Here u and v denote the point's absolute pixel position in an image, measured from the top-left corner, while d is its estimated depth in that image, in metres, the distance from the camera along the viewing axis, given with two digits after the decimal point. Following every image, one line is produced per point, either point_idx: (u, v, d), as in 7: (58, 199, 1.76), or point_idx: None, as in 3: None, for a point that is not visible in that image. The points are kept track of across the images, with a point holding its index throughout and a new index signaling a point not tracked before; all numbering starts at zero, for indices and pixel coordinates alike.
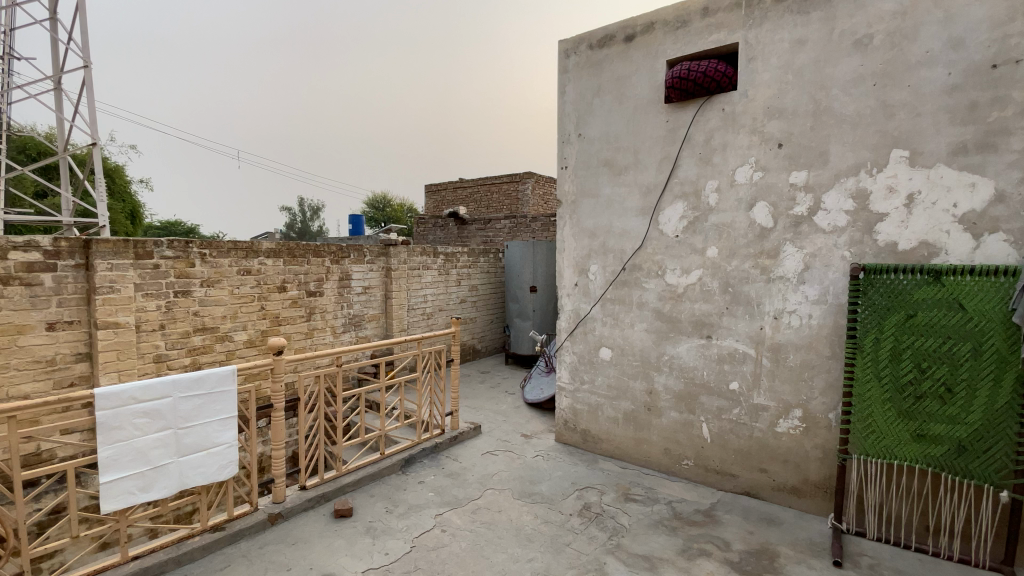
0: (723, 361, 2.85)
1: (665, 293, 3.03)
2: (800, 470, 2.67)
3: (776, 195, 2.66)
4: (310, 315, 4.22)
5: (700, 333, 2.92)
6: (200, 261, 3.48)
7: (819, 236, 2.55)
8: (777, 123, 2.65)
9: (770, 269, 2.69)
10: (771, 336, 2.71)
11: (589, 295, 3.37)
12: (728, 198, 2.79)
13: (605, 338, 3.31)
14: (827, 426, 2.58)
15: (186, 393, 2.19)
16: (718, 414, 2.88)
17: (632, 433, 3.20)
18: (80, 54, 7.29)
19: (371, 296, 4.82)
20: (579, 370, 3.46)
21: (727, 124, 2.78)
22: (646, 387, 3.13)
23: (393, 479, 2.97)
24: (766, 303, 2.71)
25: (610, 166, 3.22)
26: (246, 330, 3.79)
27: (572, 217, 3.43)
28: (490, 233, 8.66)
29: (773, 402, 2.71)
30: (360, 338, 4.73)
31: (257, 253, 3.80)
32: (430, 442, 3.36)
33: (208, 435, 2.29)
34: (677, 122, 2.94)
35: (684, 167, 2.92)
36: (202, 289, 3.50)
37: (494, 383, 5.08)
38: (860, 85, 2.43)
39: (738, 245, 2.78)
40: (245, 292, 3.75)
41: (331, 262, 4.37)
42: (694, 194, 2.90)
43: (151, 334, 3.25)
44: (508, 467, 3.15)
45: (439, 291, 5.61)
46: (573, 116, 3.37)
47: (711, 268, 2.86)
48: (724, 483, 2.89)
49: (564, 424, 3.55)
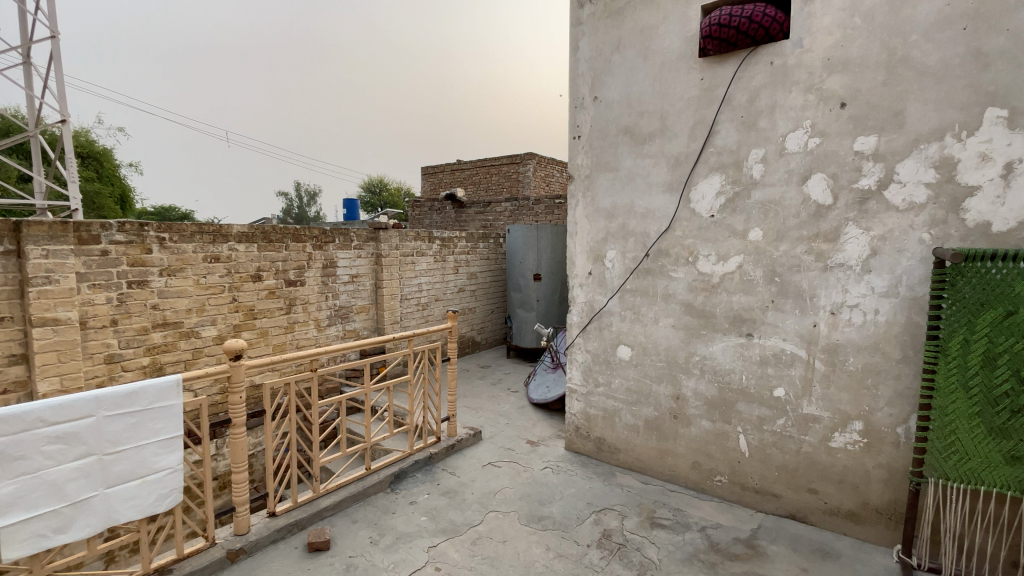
0: (765, 364, 2.43)
1: (696, 282, 2.59)
2: (859, 492, 2.26)
3: (837, 165, 2.21)
4: (290, 307, 3.77)
5: (739, 330, 2.49)
6: (158, 246, 3.02)
7: (891, 215, 2.11)
8: (839, 78, 2.18)
9: (827, 254, 2.25)
10: (827, 335, 2.28)
11: (605, 285, 2.92)
12: (776, 170, 2.34)
13: (623, 335, 2.87)
14: (895, 442, 2.16)
15: (115, 412, 1.77)
16: (759, 425, 2.47)
17: (654, 443, 2.79)
18: (48, 25, 6.84)
19: (360, 286, 4.37)
20: (593, 371, 3.03)
21: (776, 81, 2.32)
22: (672, 391, 2.70)
23: (379, 500, 2.55)
24: (821, 295, 2.28)
25: (632, 135, 2.75)
26: (216, 325, 3.35)
27: (587, 195, 2.97)
28: (490, 216, 8.17)
29: (828, 412, 2.30)
30: (347, 332, 4.29)
31: (226, 238, 3.34)
32: (423, 453, 2.93)
33: (144, 460, 1.87)
34: (713, 80, 2.47)
35: (722, 134, 2.46)
36: (161, 279, 3.05)
37: (495, 379, 4.66)
38: (947, 28, 1.97)
39: (788, 226, 2.33)
40: (213, 282, 3.30)
41: (313, 247, 3.92)
42: (734, 166, 2.45)
43: (101, 332, 2.82)
44: (514, 482, 2.74)
45: (434, 280, 5.16)
46: (587, 77, 2.89)
47: (754, 254, 2.42)
48: (764, 504, 2.48)
49: (575, 431, 3.12)
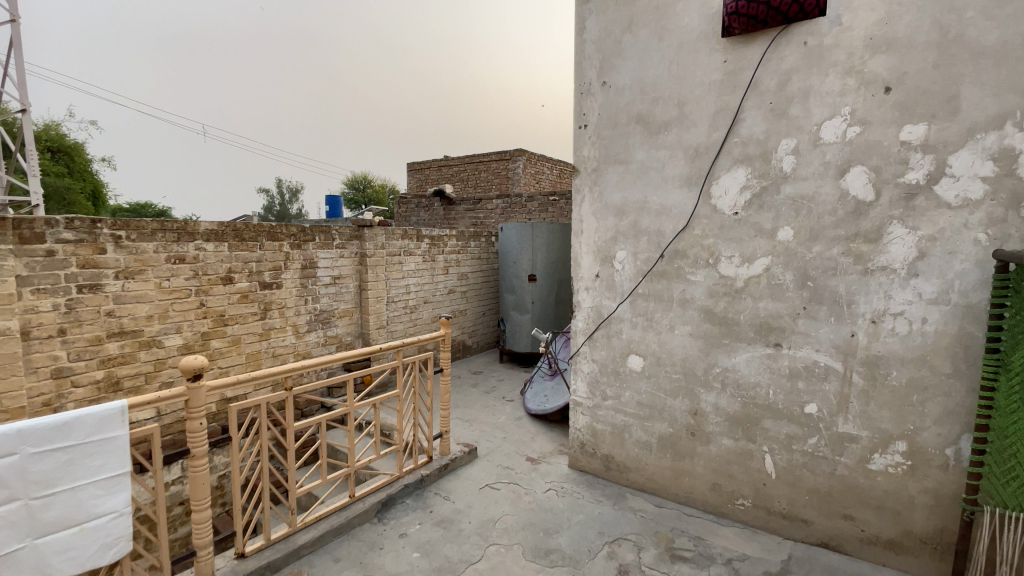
0: (796, 378, 2.19)
1: (716, 287, 2.35)
2: (901, 519, 2.04)
3: (880, 157, 1.98)
4: (265, 312, 3.45)
5: (765, 340, 2.25)
6: (113, 245, 2.68)
7: (942, 213, 1.88)
8: (883, 60, 1.95)
9: (867, 256, 2.02)
10: (866, 346, 2.05)
11: (615, 289, 2.66)
12: (809, 162, 2.11)
13: (634, 344, 2.62)
14: (943, 465, 1.95)
15: (43, 449, 1.46)
16: (788, 445, 2.23)
17: (669, 463, 2.54)
18: (7, 7, 6.37)
19: (343, 288, 4.06)
20: (600, 383, 2.77)
21: (811, 63, 2.08)
22: (689, 407, 2.46)
23: (365, 533, 2.25)
24: (859, 302, 2.05)
25: (644, 124, 2.50)
26: (181, 333, 3.01)
27: (594, 190, 2.71)
28: (480, 214, 7.88)
29: (867, 431, 2.07)
30: (330, 338, 3.98)
31: (192, 236, 3.01)
32: (414, 475, 2.64)
33: (81, 504, 1.55)
34: (738, 63, 2.23)
35: (747, 122, 2.22)
36: (117, 282, 2.71)
37: (489, 387, 4.38)
38: (1008, 3, 1.73)
39: (823, 225, 2.10)
40: (178, 285, 2.96)
41: (291, 246, 3.60)
42: (761, 157, 2.21)
43: (47, 343, 2.47)
44: (515, 508, 2.46)
45: (423, 281, 4.87)
46: (595, 60, 2.63)
47: (783, 256, 2.19)
48: (793, 531, 2.26)
49: (580, 448, 2.86)
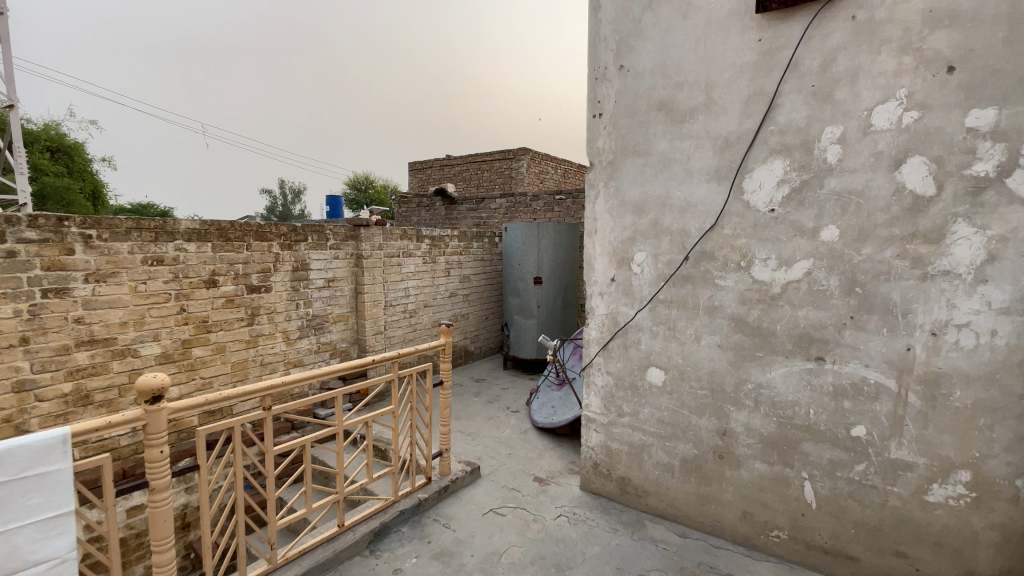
0: (841, 396, 1.94)
1: (749, 293, 2.10)
2: (963, 558, 1.79)
3: (943, 145, 1.72)
4: (252, 318, 3.21)
5: (805, 353, 2.00)
6: (82, 246, 2.44)
7: (1016, 209, 1.62)
8: (945, 35, 1.69)
9: (926, 259, 1.77)
10: (924, 362, 1.80)
11: (632, 295, 2.42)
12: (858, 153, 1.86)
13: (654, 355, 2.37)
14: (1013, 499, 1.70)
15: None
16: (830, 471, 1.99)
17: (693, 488, 2.29)
18: None
19: (337, 292, 3.82)
20: (615, 398, 2.52)
21: (860, 40, 1.83)
22: (717, 426, 2.21)
23: (355, 568, 2.01)
24: (917, 312, 1.80)
25: (667, 112, 2.25)
26: (160, 341, 2.77)
27: (609, 185, 2.46)
28: (484, 214, 7.64)
29: (924, 458, 1.83)
30: (323, 344, 3.74)
31: (171, 236, 2.77)
32: (411, 499, 2.40)
33: (12, 552, 1.31)
34: (774, 41, 1.98)
35: (785, 108, 1.98)
36: (87, 286, 2.47)
37: (492, 397, 4.13)
38: None
39: (874, 223, 1.85)
40: (155, 288, 2.72)
41: (281, 247, 3.36)
42: (802, 147, 1.96)
43: (6, 353, 2.23)
44: (523, 538, 2.21)
45: (423, 284, 4.63)
46: (611, 41, 2.38)
47: (827, 259, 1.94)
48: (836, 568, 2.01)
49: (593, 468, 2.61)
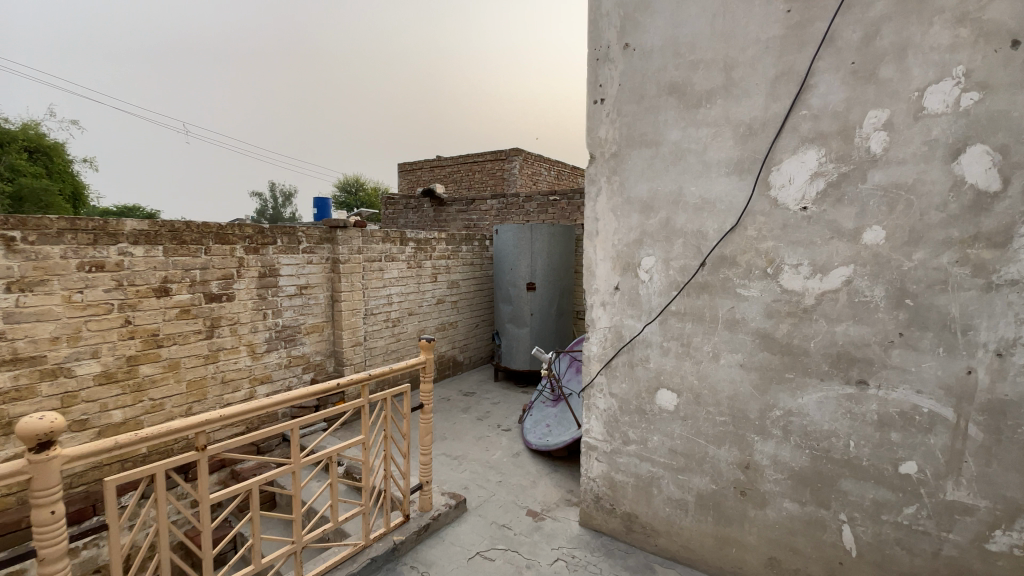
0: (887, 426, 1.66)
1: (777, 305, 1.82)
2: None
3: (1010, 131, 1.44)
4: (211, 330, 2.87)
5: (843, 375, 1.72)
6: (3, 249, 2.10)
7: None
8: (1009, 2, 1.41)
9: (990, 266, 1.49)
10: (987, 388, 1.52)
11: (640, 306, 2.12)
12: (907, 142, 1.58)
13: (664, 375, 2.07)
14: None
15: None
16: (874, 514, 1.70)
17: (710, 528, 1.99)
18: None
19: (311, 300, 3.49)
20: (619, 423, 2.22)
21: (908, 8, 1.54)
22: (739, 458, 1.91)
23: None
24: (979, 328, 1.52)
25: (679, 97, 1.96)
26: (100, 359, 2.43)
27: (613, 181, 2.17)
28: (474, 216, 7.34)
29: (986, 501, 1.54)
30: (295, 358, 3.40)
31: (115, 238, 2.43)
32: (386, 542, 2.08)
33: None
34: (805, 11, 1.69)
35: (819, 90, 1.69)
36: (9, 296, 2.13)
37: (481, 413, 3.82)
38: None
39: (927, 223, 1.57)
40: (95, 298, 2.38)
41: (246, 251, 3.03)
42: (840, 135, 1.68)
43: None
44: None
45: (407, 290, 4.31)
46: (614, 16, 2.09)
47: (870, 265, 1.66)
48: None
49: (595, 502, 2.31)
